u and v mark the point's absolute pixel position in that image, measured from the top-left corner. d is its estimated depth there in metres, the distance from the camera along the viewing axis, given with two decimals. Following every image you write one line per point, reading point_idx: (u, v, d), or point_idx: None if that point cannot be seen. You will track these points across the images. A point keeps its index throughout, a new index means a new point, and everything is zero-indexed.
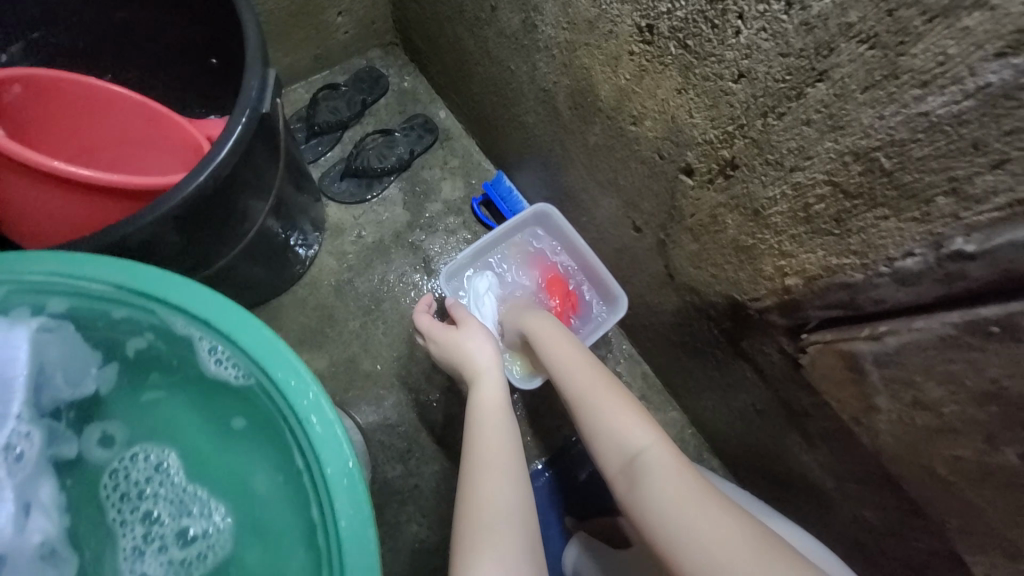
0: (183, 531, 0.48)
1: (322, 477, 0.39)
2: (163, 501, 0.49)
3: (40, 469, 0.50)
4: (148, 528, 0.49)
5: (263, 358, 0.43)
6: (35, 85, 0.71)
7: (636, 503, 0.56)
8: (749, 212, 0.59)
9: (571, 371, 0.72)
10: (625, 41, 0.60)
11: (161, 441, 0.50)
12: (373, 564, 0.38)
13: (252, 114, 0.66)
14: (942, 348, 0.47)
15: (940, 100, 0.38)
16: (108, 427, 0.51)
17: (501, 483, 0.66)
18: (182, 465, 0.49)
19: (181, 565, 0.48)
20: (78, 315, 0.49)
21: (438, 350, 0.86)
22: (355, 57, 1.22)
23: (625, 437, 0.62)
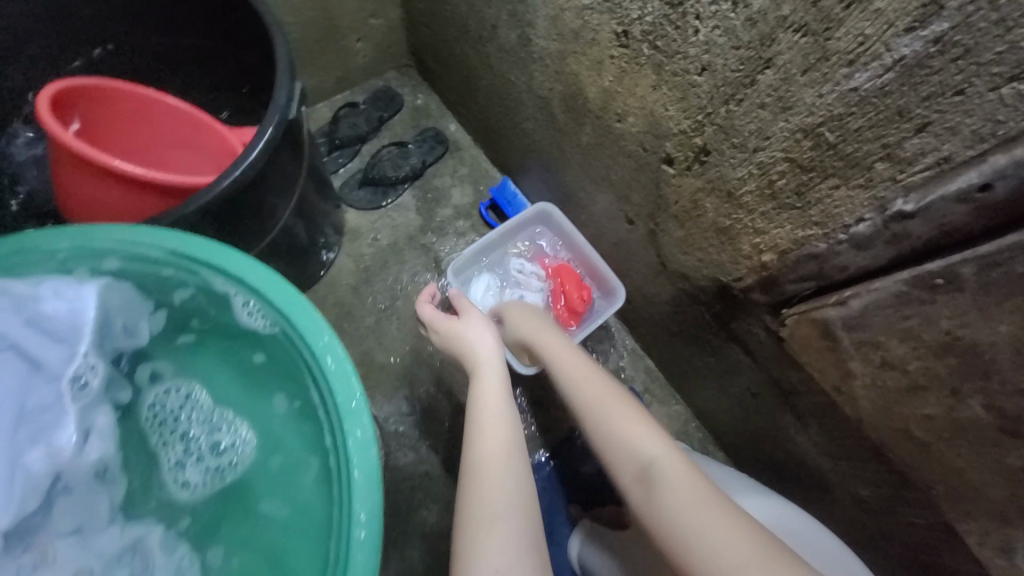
0: (216, 444, 0.58)
1: (335, 405, 0.46)
2: (196, 422, 0.59)
3: (97, 401, 0.56)
4: (185, 444, 0.59)
5: (287, 308, 0.50)
6: (103, 93, 0.83)
7: (651, 517, 0.55)
8: (723, 194, 0.65)
9: (575, 373, 0.72)
10: (606, 46, 0.68)
11: (188, 377, 0.59)
12: (377, 478, 0.44)
13: (281, 120, 0.75)
14: (898, 304, 0.51)
15: (865, 75, 0.44)
16: (150, 367, 0.60)
17: (501, 467, 0.69)
18: (208, 394, 0.59)
19: (216, 472, 0.57)
20: (131, 271, 0.57)
21: (439, 342, 0.90)
22: (373, 78, 1.34)
23: (635, 448, 0.60)
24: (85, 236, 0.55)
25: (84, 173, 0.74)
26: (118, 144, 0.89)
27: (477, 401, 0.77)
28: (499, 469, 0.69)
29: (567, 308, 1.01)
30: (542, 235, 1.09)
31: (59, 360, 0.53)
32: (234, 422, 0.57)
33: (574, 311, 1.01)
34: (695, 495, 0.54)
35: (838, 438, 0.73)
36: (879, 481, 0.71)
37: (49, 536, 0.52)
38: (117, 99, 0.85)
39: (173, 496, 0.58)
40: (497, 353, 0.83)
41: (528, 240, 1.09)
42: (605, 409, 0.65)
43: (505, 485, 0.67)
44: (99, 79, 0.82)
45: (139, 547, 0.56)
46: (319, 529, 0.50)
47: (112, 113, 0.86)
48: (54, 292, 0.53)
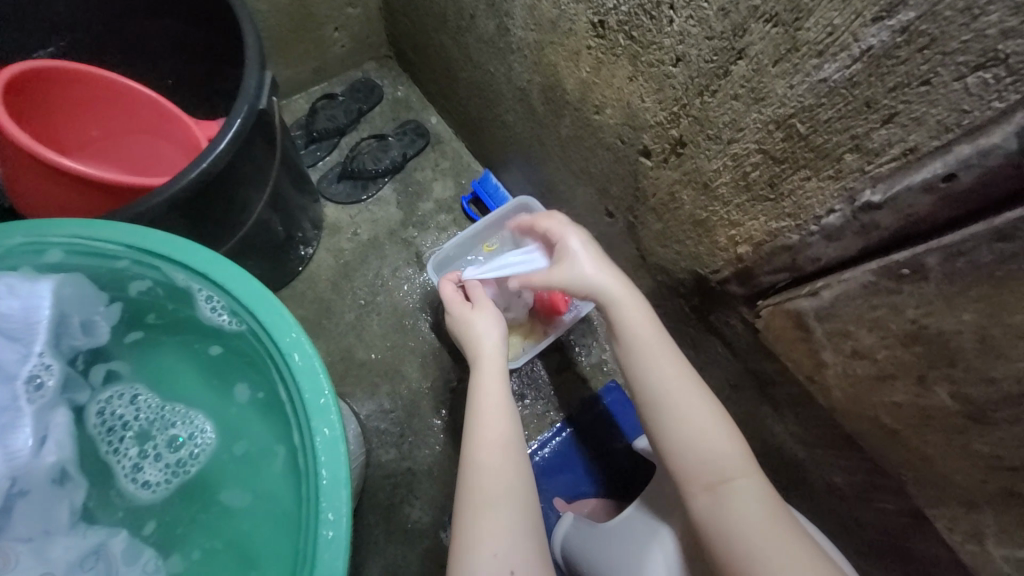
0: (172, 440, 0.56)
1: (302, 402, 0.45)
2: (147, 422, 0.57)
3: (53, 402, 0.55)
4: (141, 445, 0.57)
5: (252, 303, 0.49)
6: (64, 75, 0.81)
7: (718, 524, 0.60)
8: (700, 186, 0.65)
9: (649, 366, 0.71)
10: (582, 36, 0.67)
11: (136, 377, 0.58)
12: (345, 479, 0.43)
13: (250, 110, 0.73)
14: (867, 295, 0.52)
15: (834, 66, 0.44)
16: (104, 368, 0.58)
17: (506, 458, 0.70)
18: (155, 393, 0.58)
19: (176, 467, 0.56)
20: (72, 265, 0.55)
21: (450, 323, 0.87)
22: (351, 69, 1.31)
23: (717, 460, 0.63)
24: (27, 231, 0.53)
25: (27, 165, 0.71)
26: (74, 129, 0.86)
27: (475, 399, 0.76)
28: (499, 461, 0.70)
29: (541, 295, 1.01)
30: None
31: (14, 361, 0.52)
32: (196, 418, 0.56)
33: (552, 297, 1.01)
34: (761, 509, 0.60)
35: (813, 426, 0.74)
36: (851, 469, 0.73)
37: (9, 543, 0.51)
38: (82, 84, 0.83)
39: (137, 498, 0.56)
40: (502, 348, 0.83)
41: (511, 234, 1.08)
42: (680, 411, 0.67)
43: (509, 474, 0.69)
44: (62, 61, 0.80)
45: (102, 552, 0.54)
46: (289, 525, 0.49)
47: (77, 100, 0.84)
48: (8, 288, 0.51)
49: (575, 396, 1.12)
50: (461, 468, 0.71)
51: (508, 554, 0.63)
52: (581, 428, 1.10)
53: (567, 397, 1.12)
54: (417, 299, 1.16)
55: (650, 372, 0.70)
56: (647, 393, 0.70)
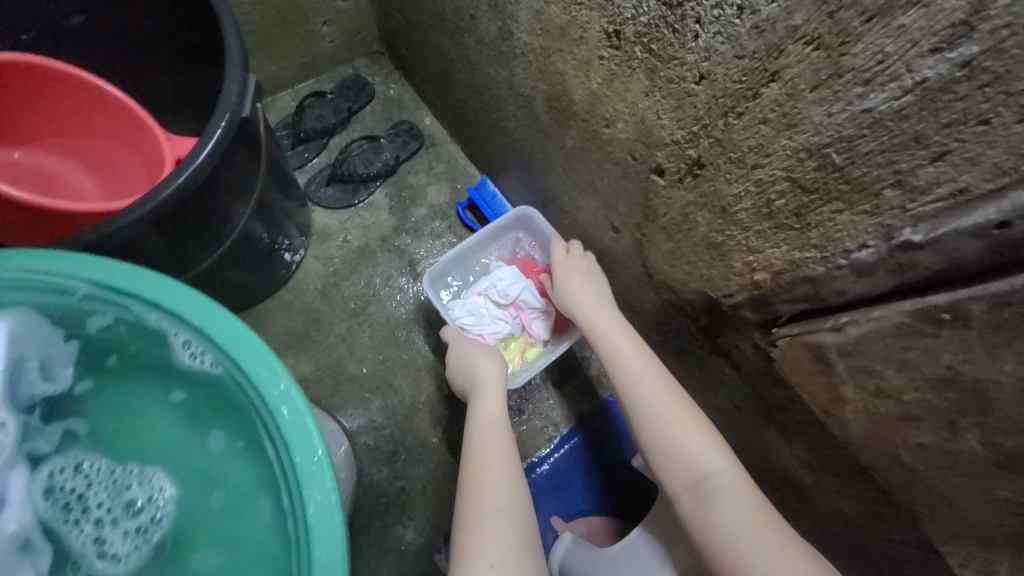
0: (129, 504, 0.51)
1: (292, 466, 0.40)
2: (103, 487, 0.52)
3: (13, 461, 0.52)
4: (98, 514, 0.52)
5: (236, 350, 0.44)
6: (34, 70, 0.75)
7: (706, 531, 0.60)
8: (716, 209, 0.61)
9: (633, 370, 0.74)
10: (595, 46, 0.63)
11: (93, 435, 0.53)
12: (340, 554, 0.39)
13: (232, 117, 0.67)
14: (898, 335, 0.49)
15: (882, 96, 0.41)
16: (67, 424, 0.54)
17: (496, 471, 0.70)
18: (108, 454, 0.53)
19: (137, 533, 0.51)
20: (16, 301, 0.50)
21: (449, 363, 0.89)
22: (341, 65, 1.25)
23: (697, 461, 0.64)
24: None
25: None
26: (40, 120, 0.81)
27: (475, 421, 0.78)
28: (499, 479, 0.70)
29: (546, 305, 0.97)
30: (526, 236, 1.03)
31: None
32: (154, 477, 0.51)
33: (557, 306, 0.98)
34: (752, 511, 0.59)
35: (823, 455, 0.72)
36: (860, 500, 0.71)
37: None
38: (51, 80, 0.77)
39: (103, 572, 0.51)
40: (500, 373, 0.84)
41: (511, 242, 1.05)
42: (665, 411, 0.69)
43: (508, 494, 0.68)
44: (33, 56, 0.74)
45: None
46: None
47: (45, 95, 0.78)
48: None
49: (574, 412, 1.09)
50: (460, 491, 0.70)
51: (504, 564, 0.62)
52: (580, 445, 1.07)
53: (566, 412, 1.09)
54: (410, 311, 1.11)
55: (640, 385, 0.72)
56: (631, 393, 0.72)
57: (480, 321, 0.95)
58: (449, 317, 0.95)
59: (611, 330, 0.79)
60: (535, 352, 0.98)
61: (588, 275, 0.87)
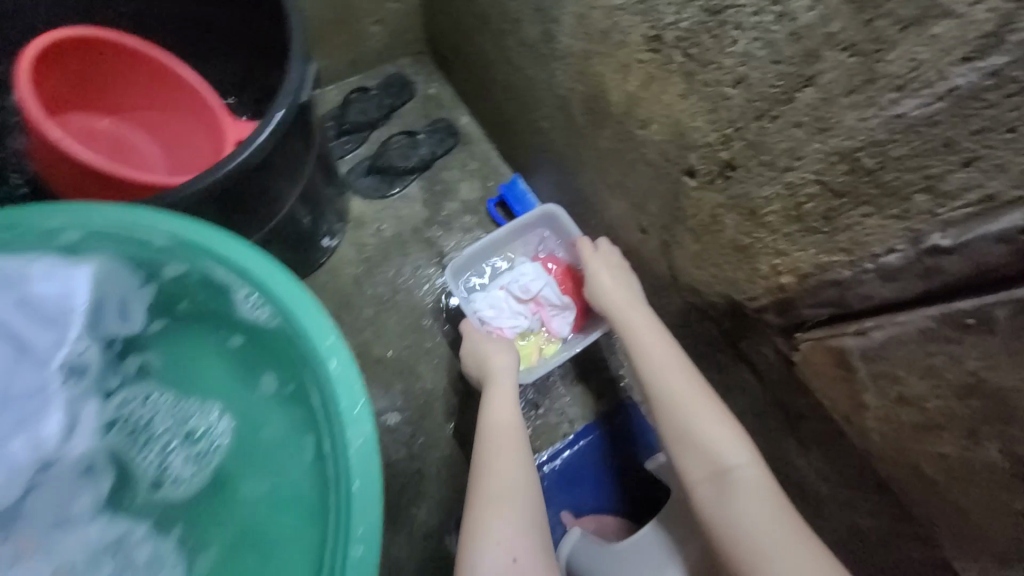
0: (189, 433, 0.56)
1: (338, 411, 0.47)
2: (164, 418, 0.58)
3: (86, 392, 0.57)
4: (162, 443, 0.58)
5: (292, 305, 0.51)
6: (128, 50, 0.84)
7: (722, 522, 0.61)
8: (746, 212, 0.63)
9: (658, 365, 0.76)
10: (635, 49, 0.65)
11: (157, 373, 0.59)
12: (375, 488, 0.46)
13: (293, 102, 0.72)
14: (922, 340, 0.50)
15: (915, 102, 0.42)
16: (137, 360, 0.59)
17: (511, 460, 0.73)
18: (169, 390, 0.58)
19: (196, 460, 0.56)
20: (99, 249, 0.56)
21: (461, 356, 0.92)
22: (386, 64, 1.30)
23: (720, 454, 0.65)
24: (43, 216, 0.54)
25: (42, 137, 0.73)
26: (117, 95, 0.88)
27: (486, 414, 0.80)
28: (508, 467, 0.72)
29: (565, 304, 1.00)
30: (550, 234, 1.06)
31: (48, 345, 0.54)
32: (212, 412, 0.56)
33: (576, 305, 1.01)
34: (770, 505, 0.60)
35: (840, 466, 0.72)
36: (877, 515, 0.70)
37: (28, 529, 0.55)
38: (139, 60, 0.86)
39: (169, 492, 0.57)
40: (513, 362, 0.87)
41: (536, 240, 1.07)
42: (691, 404, 0.70)
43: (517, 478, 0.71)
44: (131, 39, 0.83)
45: (124, 542, 0.57)
46: (306, 521, 0.51)
47: (129, 72, 0.86)
48: (48, 272, 0.53)
49: (590, 410, 1.11)
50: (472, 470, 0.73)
51: (512, 547, 0.64)
52: (594, 444, 1.08)
53: (582, 410, 1.10)
54: (436, 300, 1.15)
55: (667, 378, 0.74)
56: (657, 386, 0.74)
57: (499, 314, 0.99)
58: (469, 310, 0.98)
59: (638, 324, 0.81)
60: (552, 350, 1.00)
61: (617, 269, 0.89)
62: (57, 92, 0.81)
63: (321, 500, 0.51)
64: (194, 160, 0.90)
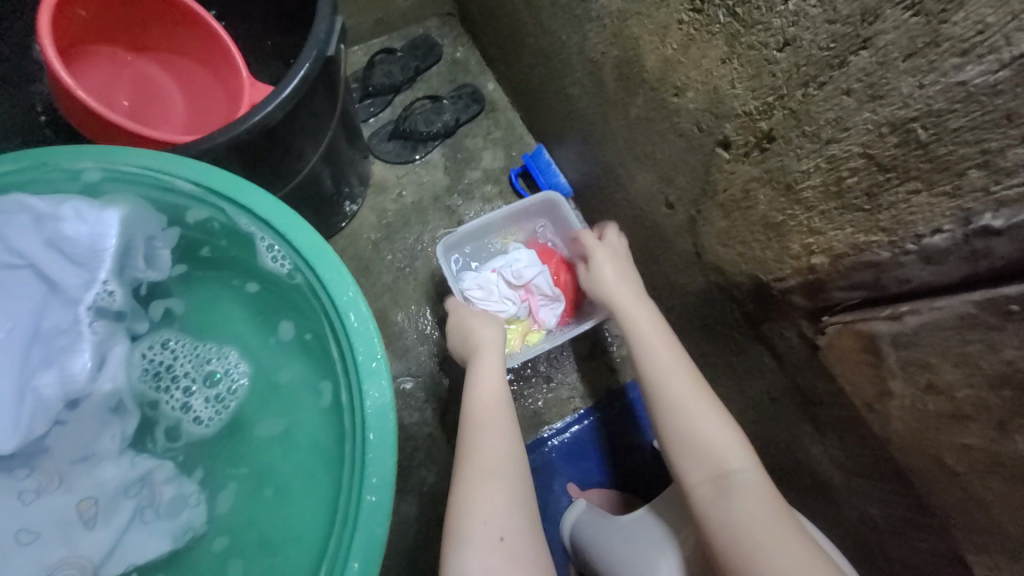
0: (209, 375, 0.61)
1: (355, 362, 0.48)
2: (186, 360, 0.62)
3: (114, 334, 0.60)
4: (184, 384, 0.61)
5: (313, 256, 0.51)
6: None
7: (726, 524, 0.59)
8: (781, 186, 0.60)
9: (660, 360, 0.74)
10: (675, 9, 0.62)
11: (184, 317, 0.63)
12: (389, 440, 0.47)
13: (319, 56, 0.71)
14: (960, 327, 0.47)
15: (979, 69, 0.39)
16: (166, 304, 0.63)
17: (498, 440, 0.70)
18: (194, 332, 0.62)
19: (217, 400, 0.61)
20: (121, 194, 0.57)
21: (449, 334, 0.91)
22: (413, 25, 1.27)
23: (720, 455, 0.64)
24: (64, 156, 0.54)
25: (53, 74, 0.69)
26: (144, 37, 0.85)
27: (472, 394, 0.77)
28: (496, 448, 0.69)
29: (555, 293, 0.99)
30: (548, 225, 1.07)
31: (77, 286, 0.55)
32: (230, 355, 0.61)
33: (565, 298, 1.01)
34: (766, 511, 0.58)
35: (856, 455, 0.70)
36: (889, 505, 0.69)
37: (58, 463, 0.55)
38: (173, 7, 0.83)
39: (188, 431, 0.61)
40: (498, 340, 0.85)
41: (531, 229, 1.08)
42: (685, 407, 0.68)
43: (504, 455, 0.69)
44: None
45: (147, 480, 0.58)
46: (318, 465, 0.54)
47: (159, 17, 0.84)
48: (76, 213, 0.54)
49: (602, 387, 1.11)
50: (460, 446, 0.71)
51: (502, 524, 0.62)
52: (602, 420, 1.09)
53: (594, 387, 1.10)
54: None
55: (666, 377, 0.72)
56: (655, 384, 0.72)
57: (487, 296, 0.97)
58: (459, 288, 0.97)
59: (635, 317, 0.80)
60: (536, 338, 1.00)
61: (611, 262, 0.89)
62: (80, 25, 0.77)
63: (335, 446, 0.52)
64: (208, 117, 0.87)
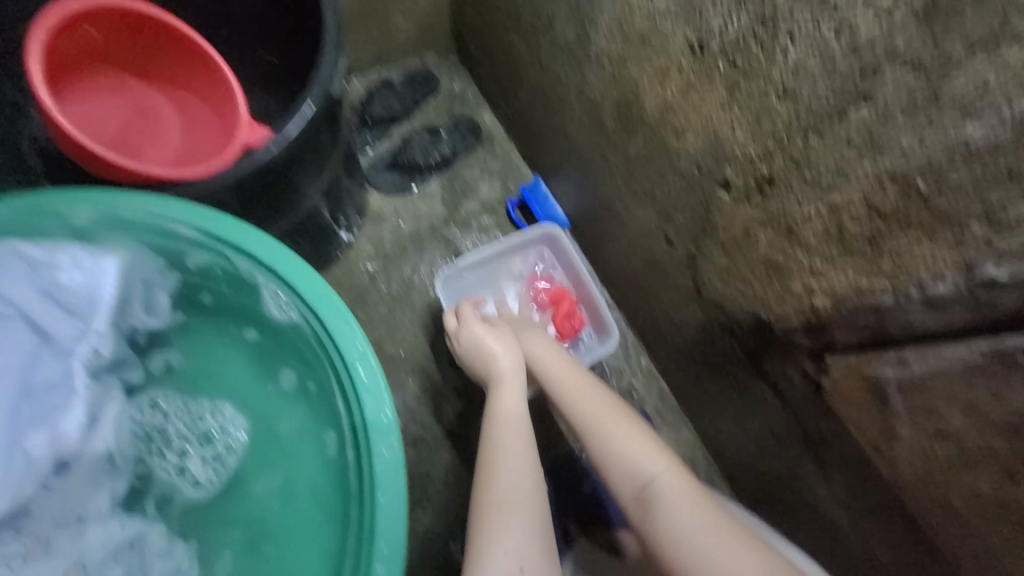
0: (205, 435, 0.58)
1: (363, 418, 0.49)
2: (178, 419, 0.60)
3: (109, 388, 0.58)
4: (178, 445, 0.59)
5: (319, 307, 0.52)
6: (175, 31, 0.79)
7: (655, 536, 0.60)
8: (782, 229, 0.61)
9: (572, 385, 0.74)
10: (676, 55, 0.63)
11: (177, 372, 0.61)
12: (401, 505, 0.47)
13: (323, 95, 0.71)
14: (967, 374, 0.48)
15: (980, 127, 0.40)
16: (162, 356, 0.61)
17: (521, 472, 0.67)
18: (186, 387, 0.60)
19: (211, 459, 0.58)
20: (115, 240, 0.55)
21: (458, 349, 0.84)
22: (410, 57, 1.27)
23: (638, 466, 0.65)
24: (64, 199, 0.52)
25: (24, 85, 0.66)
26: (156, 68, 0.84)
27: (494, 415, 0.73)
28: (519, 480, 0.66)
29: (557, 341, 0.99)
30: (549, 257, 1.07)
31: (72, 337, 0.54)
32: (225, 409, 0.58)
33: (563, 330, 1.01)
34: (692, 512, 0.60)
35: (862, 496, 0.69)
36: (896, 546, 0.68)
37: (48, 528, 0.53)
38: (183, 43, 0.81)
39: (183, 494, 0.59)
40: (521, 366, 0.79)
41: (532, 261, 1.08)
42: (603, 427, 0.68)
43: (529, 486, 0.66)
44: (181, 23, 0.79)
45: (137, 545, 0.57)
46: (319, 517, 0.53)
47: (171, 51, 0.82)
48: (75, 262, 0.53)
49: None
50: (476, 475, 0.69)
51: (521, 554, 0.61)
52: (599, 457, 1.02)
53: None
54: None
55: (578, 397, 0.73)
56: (574, 408, 0.72)
57: None
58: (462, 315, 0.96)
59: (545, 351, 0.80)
60: None
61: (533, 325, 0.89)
62: (86, 51, 0.76)
63: (338, 500, 0.52)
64: (199, 152, 0.83)
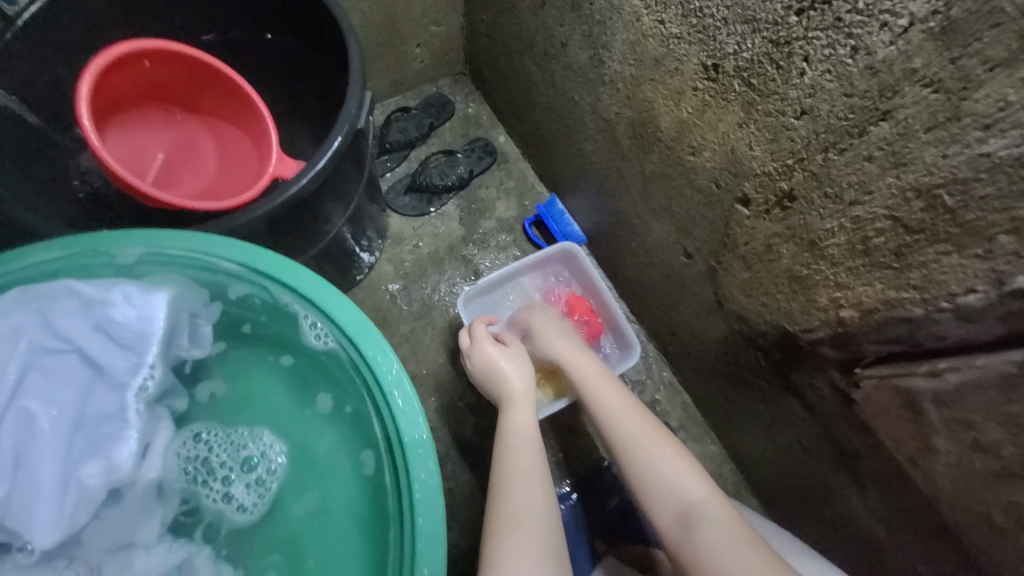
0: (246, 460, 0.60)
1: (401, 442, 0.51)
2: (220, 446, 0.61)
3: (158, 417, 0.60)
4: (222, 472, 0.60)
5: (355, 334, 0.55)
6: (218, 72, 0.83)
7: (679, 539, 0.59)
8: (804, 242, 0.61)
9: (602, 393, 0.75)
10: (690, 77, 0.65)
11: (217, 400, 0.62)
12: (438, 526, 0.48)
13: (350, 129, 0.74)
14: (1002, 385, 0.47)
15: (1002, 142, 0.41)
16: (203, 386, 0.63)
17: (531, 485, 0.67)
18: (227, 414, 0.62)
19: (255, 484, 0.59)
20: (162, 276, 0.60)
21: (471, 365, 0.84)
22: (426, 84, 1.32)
23: (671, 473, 0.64)
24: (112, 241, 0.58)
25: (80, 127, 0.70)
26: (196, 101, 0.88)
27: (507, 425, 0.75)
28: (531, 495, 0.66)
29: None
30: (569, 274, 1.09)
31: (124, 370, 0.56)
32: (264, 436, 0.60)
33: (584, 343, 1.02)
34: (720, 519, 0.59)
35: (898, 510, 0.68)
36: (937, 561, 0.66)
37: (99, 556, 0.54)
38: (225, 82, 0.85)
39: (231, 521, 0.59)
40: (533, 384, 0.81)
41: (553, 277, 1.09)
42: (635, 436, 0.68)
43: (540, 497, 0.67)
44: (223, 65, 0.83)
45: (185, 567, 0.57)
46: (360, 537, 0.55)
47: (212, 88, 0.86)
48: (126, 298, 0.56)
49: None
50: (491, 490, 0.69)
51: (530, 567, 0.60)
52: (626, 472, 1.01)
53: None
54: None
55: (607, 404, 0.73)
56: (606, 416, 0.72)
57: None
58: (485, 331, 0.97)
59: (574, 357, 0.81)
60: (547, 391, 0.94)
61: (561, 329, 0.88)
62: (135, 89, 0.80)
63: (377, 519, 0.54)
64: (235, 182, 0.88)
